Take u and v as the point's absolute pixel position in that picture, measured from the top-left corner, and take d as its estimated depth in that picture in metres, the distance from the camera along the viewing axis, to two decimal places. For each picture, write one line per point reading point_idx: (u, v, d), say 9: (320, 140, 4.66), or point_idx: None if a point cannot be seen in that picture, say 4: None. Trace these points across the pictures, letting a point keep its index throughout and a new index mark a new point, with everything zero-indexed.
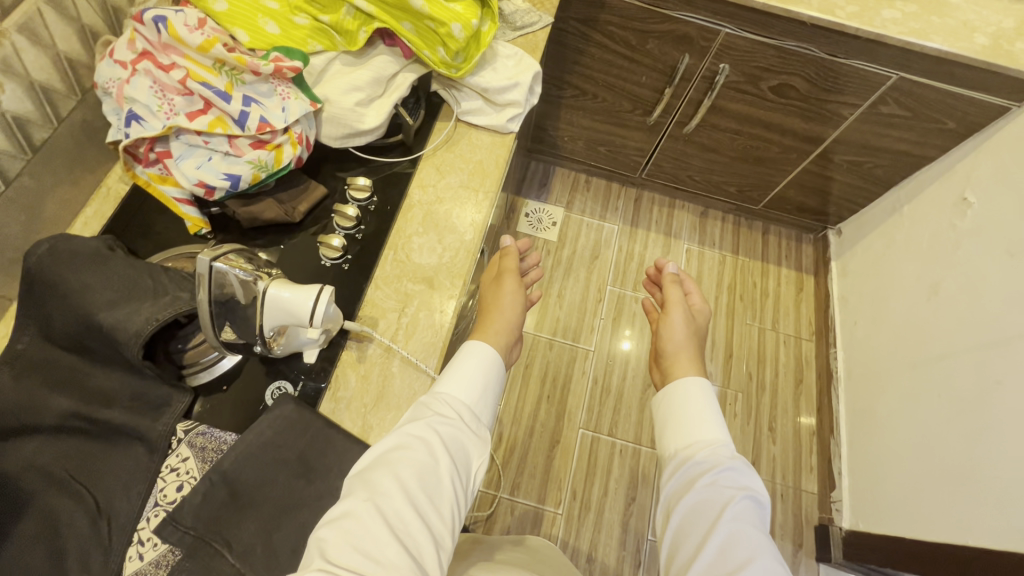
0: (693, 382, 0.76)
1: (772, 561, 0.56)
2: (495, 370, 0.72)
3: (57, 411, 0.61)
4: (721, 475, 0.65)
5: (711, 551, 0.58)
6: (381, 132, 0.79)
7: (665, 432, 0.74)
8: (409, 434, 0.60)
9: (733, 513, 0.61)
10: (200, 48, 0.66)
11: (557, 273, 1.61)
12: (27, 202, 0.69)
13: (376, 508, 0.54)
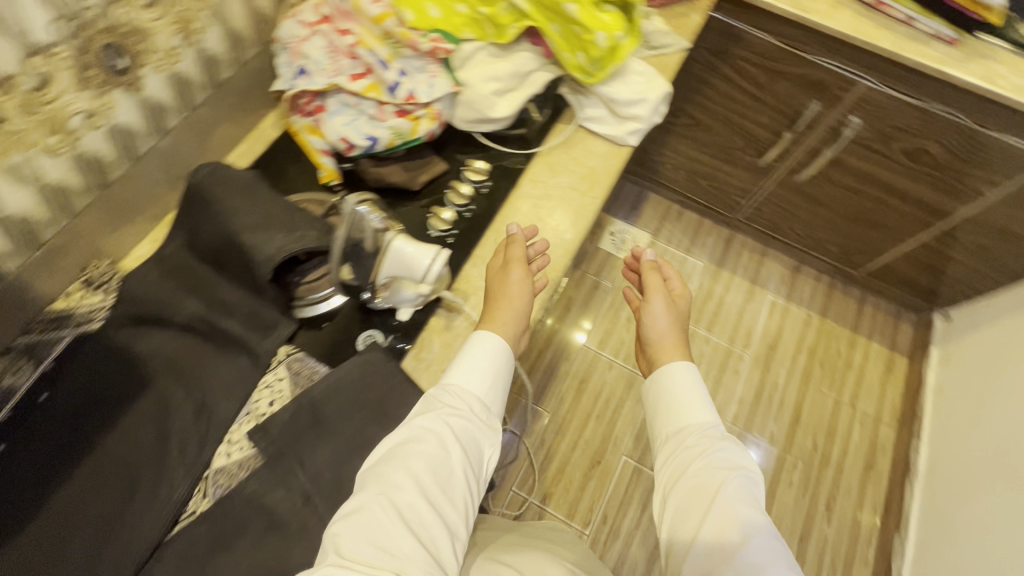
0: (680, 367, 0.73)
1: (768, 537, 0.56)
2: (504, 361, 0.69)
3: (187, 311, 0.71)
4: (712, 458, 0.64)
5: (711, 534, 0.58)
6: (507, 122, 0.84)
7: (657, 418, 0.72)
8: (418, 429, 0.61)
9: (727, 493, 0.60)
10: (375, 19, 0.73)
11: None
12: (201, 129, 0.79)
13: (390, 500, 0.55)
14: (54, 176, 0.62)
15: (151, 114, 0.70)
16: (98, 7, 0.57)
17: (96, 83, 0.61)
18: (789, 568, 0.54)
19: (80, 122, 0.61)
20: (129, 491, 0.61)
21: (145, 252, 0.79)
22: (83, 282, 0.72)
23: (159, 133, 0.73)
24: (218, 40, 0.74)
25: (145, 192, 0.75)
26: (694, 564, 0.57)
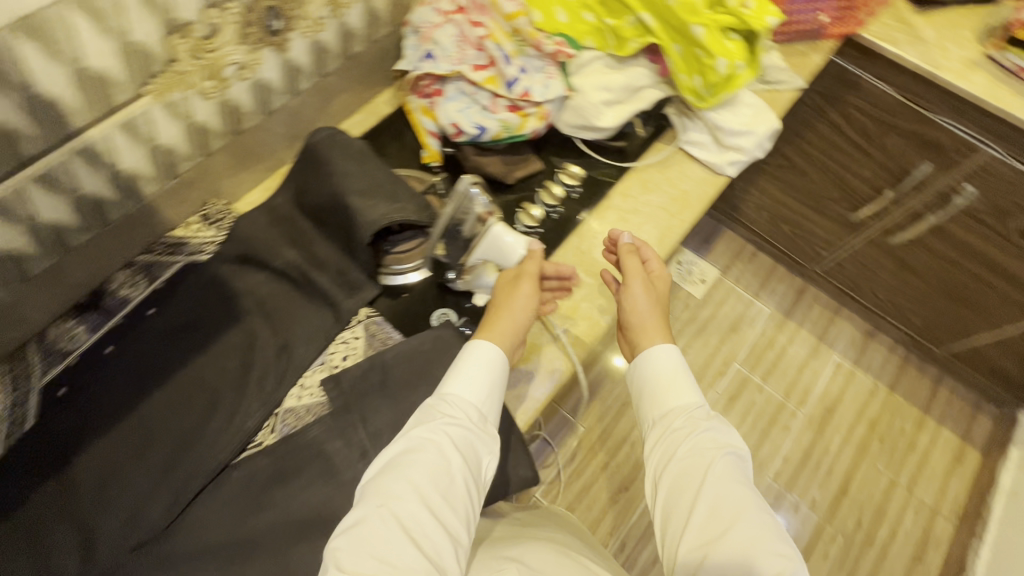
0: (661, 350, 0.66)
1: (761, 514, 0.51)
2: (499, 368, 0.62)
3: (285, 260, 0.76)
4: (699, 437, 0.57)
5: (701, 514, 0.52)
6: (608, 133, 0.85)
7: (642, 404, 0.64)
8: (416, 439, 0.55)
9: (717, 472, 0.54)
10: (507, 15, 0.75)
11: (688, 330, 1.54)
12: (326, 96, 0.85)
13: (390, 512, 0.49)
14: (199, 117, 0.68)
15: (288, 75, 0.76)
16: None
17: (252, 40, 0.67)
18: (784, 547, 0.49)
19: (232, 72, 0.68)
20: (207, 412, 0.67)
21: (256, 199, 0.85)
22: (201, 216, 0.78)
23: (291, 93, 0.78)
24: (359, 16, 0.79)
25: (268, 145, 0.81)
26: (687, 555, 0.50)
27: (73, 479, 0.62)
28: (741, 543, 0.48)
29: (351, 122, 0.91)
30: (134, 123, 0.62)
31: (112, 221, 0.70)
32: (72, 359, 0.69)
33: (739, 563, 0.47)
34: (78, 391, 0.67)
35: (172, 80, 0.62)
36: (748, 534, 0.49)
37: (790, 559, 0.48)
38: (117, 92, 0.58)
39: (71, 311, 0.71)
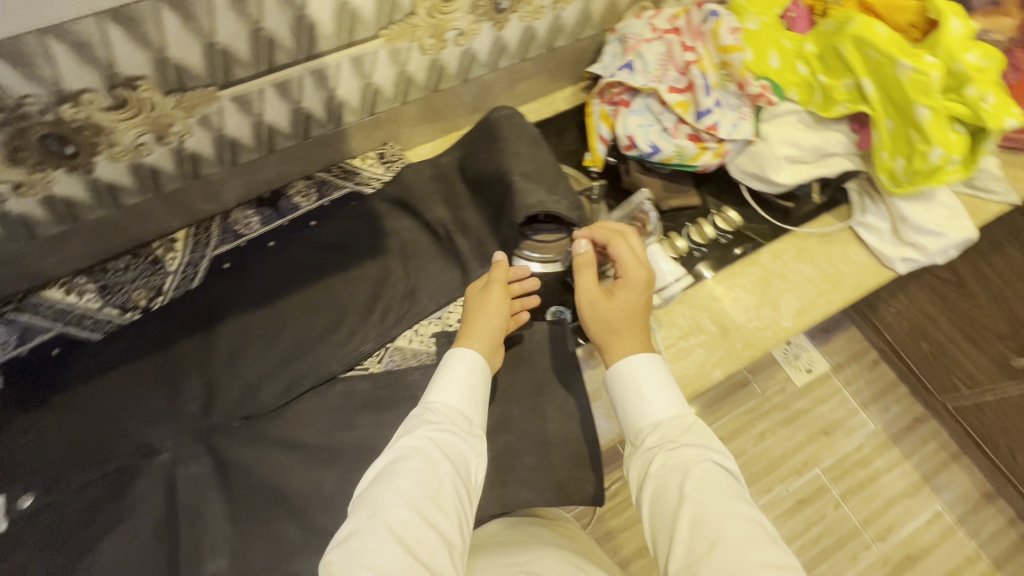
0: (623, 363, 0.61)
1: (743, 525, 0.46)
2: (478, 375, 0.60)
3: (435, 215, 0.81)
4: (674, 452, 0.53)
5: (683, 533, 0.47)
6: (777, 189, 0.81)
7: (623, 422, 0.60)
8: (399, 448, 0.52)
9: (695, 485, 0.50)
10: (722, 47, 0.73)
11: (775, 415, 1.36)
12: (517, 79, 0.89)
13: (380, 521, 0.46)
14: (410, 68, 0.75)
15: (495, 52, 0.80)
16: None
17: (478, 13, 0.72)
18: (774, 555, 0.44)
19: (451, 37, 0.73)
20: (332, 324, 0.74)
21: (424, 152, 0.91)
22: (378, 154, 0.86)
23: (490, 68, 0.83)
24: (574, 13, 0.81)
25: (452, 109, 0.87)
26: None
27: (216, 341, 0.72)
28: (728, 559, 0.44)
29: (528, 109, 0.95)
30: (362, 59, 0.69)
31: (311, 136, 0.78)
32: (242, 242, 0.78)
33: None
34: (237, 270, 0.76)
35: (404, 30, 0.68)
36: (734, 547, 0.45)
37: (781, 565, 0.44)
38: (360, 30, 0.65)
39: (253, 201, 0.81)
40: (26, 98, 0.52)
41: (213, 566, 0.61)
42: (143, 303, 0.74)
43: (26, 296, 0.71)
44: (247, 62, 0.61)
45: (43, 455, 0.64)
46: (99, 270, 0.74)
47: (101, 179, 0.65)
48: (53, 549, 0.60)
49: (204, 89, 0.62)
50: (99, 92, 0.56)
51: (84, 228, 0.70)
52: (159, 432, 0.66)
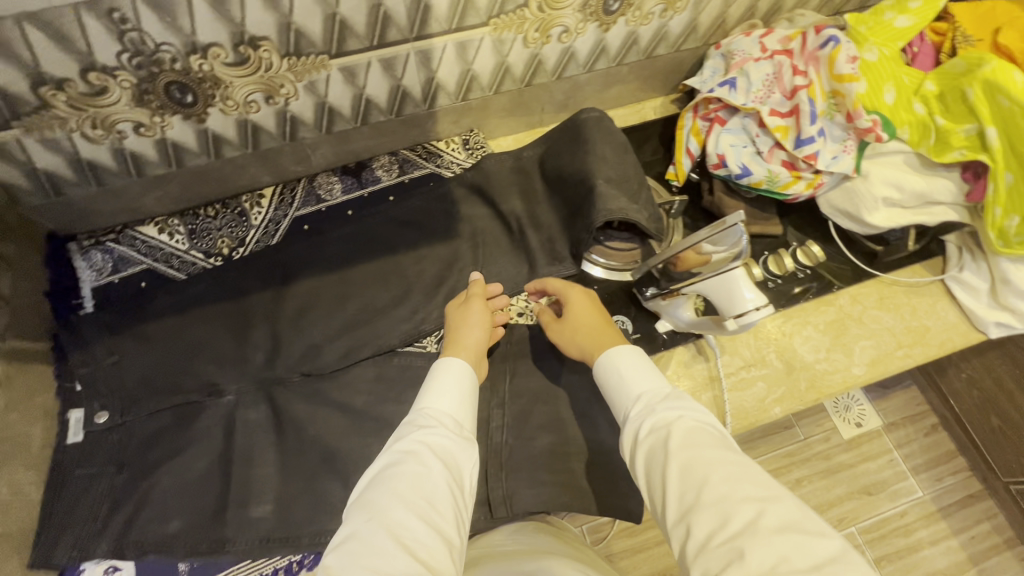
0: (609, 352, 0.60)
1: (730, 464, 0.45)
2: (468, 380, 0.58)
3: (509, 207, 0.81)
4: (656, 417, 0.52)
5: (675, 484, 0.46)
6: (868, 231, 0.78)
7: (609, 404, 0.59)
8: (394, 450, 0.50)
9: (680, 439, 0.48)
10: (837, 75, 0.69)
11: (812, 463, 1.25)
12: (610, 84, 0.88)
13: (377, 525, 0.44)
14: (510, 60, 0.75)
15: (595, 53, 0.80)
16: None
17: (586, 12, 0.71)
18: (766, 492, 0.43)
19: (556, 33, 0.73)
20: (397, 299, 0.76)
21: (505, 144, 0.92)
22: (462, 139, 0.87)
23: (587, 69, 0.83)
24: (681, 23, 0.80)
25: (541, 105, 0.87)
26: (674, 532, 0.44)
27: (287, 297, 0.75)
28: (718, 499, 0.43)
29: (615, 115, 0.94)
30: (467, 45, 0.70)
31: (404, 114, 0.79)
32: (323, 207, 0.81)
33: (715, 521, 0.42)
34: (314, 233, 0.79)
35: (512, 21, 0.68)
36: (722, 487, 0.43)
37: (772, 501, 0.42)
38: (471, 16, 0.66)
39: (338, 169, 0.84)
40: (163, 45, 0.56)
41: (258, 511, 0.64)
42: (225, 251, 0.78)
43: (125, 228, 0.77)
44: (361, 34, 0.63)
45: (121, 378, 0.68)
46: (190, 214, 0.79)
47: (210, 129, 0.69)
48: (120, 466, 0.65)
49: (317, 56, 0.64)
50: (225, 47, 0.59)
51: (185, 173, 0.74)
52: (224, 374, 0.70)
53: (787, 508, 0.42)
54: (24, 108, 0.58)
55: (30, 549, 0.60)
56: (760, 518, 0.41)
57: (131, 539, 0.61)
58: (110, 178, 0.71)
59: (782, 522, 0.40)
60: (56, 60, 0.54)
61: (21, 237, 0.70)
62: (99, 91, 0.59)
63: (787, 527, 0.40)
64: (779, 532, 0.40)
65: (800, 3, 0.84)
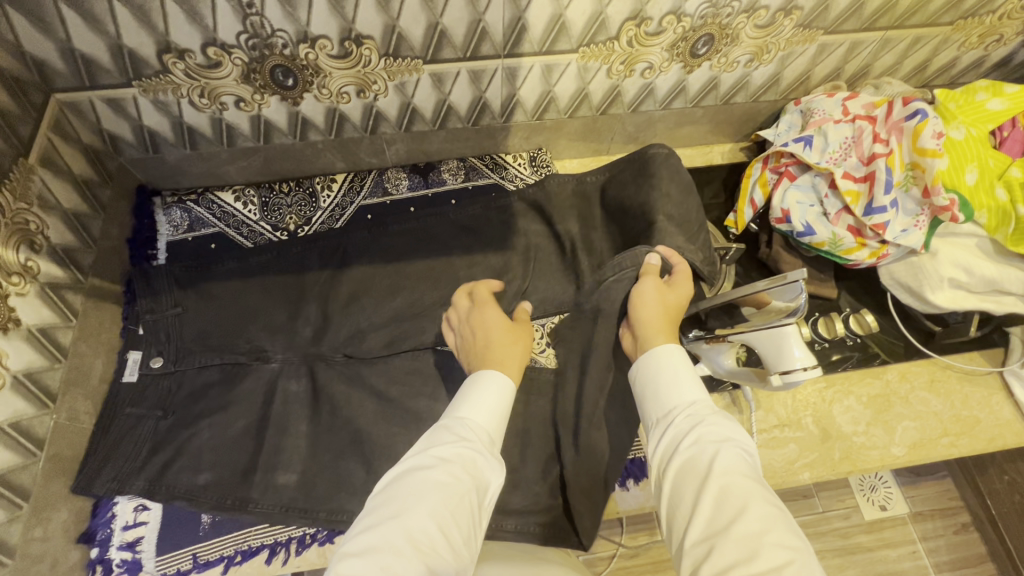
0: (662, 356, 0.59)
1: (766, 505, 0.42)
2: (499, 399, 0.58)
3: (565, 226, 0.83)
4: (703, 432, 0.49)
5: (705, 511, 0.43)
6: (928, 309, 0.76)
7: (648, 405, 0.57)
8: (430, 454, 0.50)
9: (722, 465, 0.46)
10: (919, 148, 0.67)
11: (828, 538, 1.20)
12: (682, 123, 0.89)
13: (399, 526, 0.43)
14: (591, 87, 0.77)
15: (674, 92, 0.81)
16: (737, 9, 0.67)
17: (673, 52, 0.73)
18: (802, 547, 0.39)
19: (639, 68, 0.75)
20: (445, 298, 0.78)
21: (568, 167, 0.94)
22: (529, 156, 0.90)
23: (663, 106, 0.84)
24: (765, 75, 0.80)
25: (611, 134, 0.89)
26: (690, 552, 0.42)
27: (341, 279, 0.77)
28: (748, 535, 0.40)
29: (682, 154, 0.95)
30: (553, 68, 0.72)
31: (480, 124, 0.82)
32: (387, 200, 0.85)
33: (739, 554, 0.39)
34: (376, 222, 0.82)
35: (601, 51, 0.71)
36: (756, 526, 0.40)
37: (805, 556, 0.38)
38: (563, 42, 0.68)
39: (407, 166, 0.88)
40: (278, 31, 0.61)
41: (284, 478, 0.66)
42: (291, 227, 0.82)
43: (206, 192, 0.82)
44: (457, 45, 0.66)
45: (180, 330, 0.72)
46: (265, 187, 0.83)
47: (302, 113, 0.73)
48: (165, 412, 0.68)
49: (412, 60, 0.67)
50: (332, 40, 0.63)
51: (270, 149, 0.79)
52: (274, 342, 0.73)
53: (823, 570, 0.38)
54: (146, 71, 0.63)
55: (74, 475, 0.63)
56: (790, 565, 0.37)
57: (165, 483, 0.64)
58: (204, 144, 0.76)
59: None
60: (183, 32, 0.59)
61: (117, 185, 0.76)
62: (214, 65, 0.63)
63: None
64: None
65: (889, 71, 0.83)
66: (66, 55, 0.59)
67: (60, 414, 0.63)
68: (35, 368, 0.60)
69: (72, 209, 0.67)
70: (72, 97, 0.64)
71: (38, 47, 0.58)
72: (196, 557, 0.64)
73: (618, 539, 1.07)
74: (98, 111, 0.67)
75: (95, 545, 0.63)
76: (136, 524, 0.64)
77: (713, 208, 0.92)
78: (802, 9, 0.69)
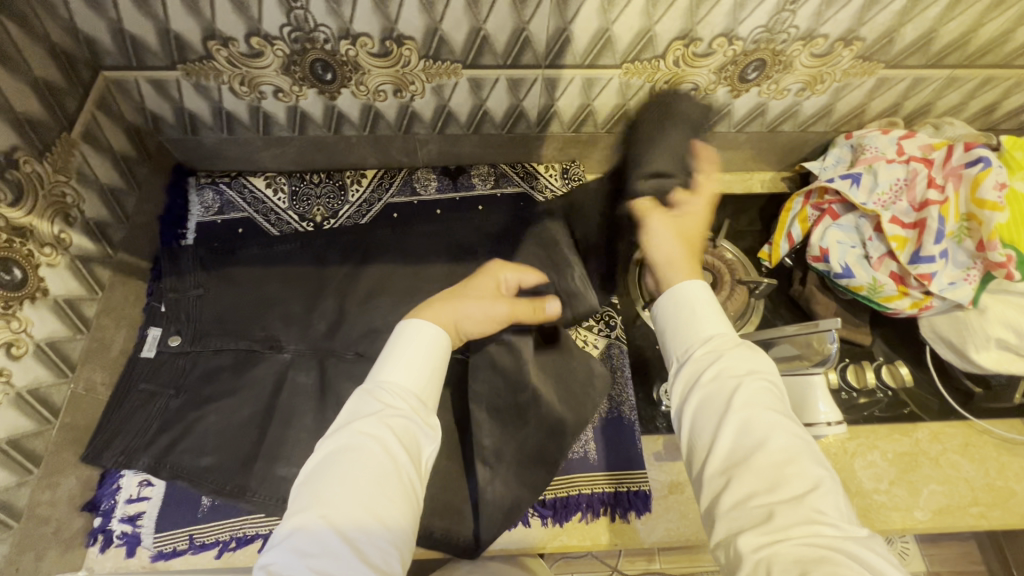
0: (686, 295, 0.54)
1: (788, 436, 0.44)
2: (430, 353, 0.54)
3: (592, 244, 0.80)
4: (727, 366, 0.48)
5: (727, 445, 0.45)
6: (969, 368, 0.72)
7: (666, 336, 0.55)
8: (353, 433, 0.47)
9: (746, 398, 0.46)
10: (977, 199, 0.63)
11: None
12: (723, 148, 0.86)
13: (326, 518, 0.43)
14: (631, 104, 0.75)
15: (718, 116, 0.78)
16: (794, 36, 0.64)
17: (721, 75, 0.70)
18: (818, 470, 0.42)
19: (684, 89, 0.73)
20: None
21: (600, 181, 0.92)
22: (562, 167, 0.87)
23: (705, 128, 0.81)
24: (816, 106, 0.76)
25: None
26: (710, 481, 0.44)
27: (360, 276, 0.77)
28: (768, 465, 0.42)
29: (720, 179, 0.92)
30: (594, 81, 0.70)
31: (514, 132, 0.81)
32: (415, 200, 0.84)
33: (760, 482, 0.42)
34: (401, 222, 0.82)
35: (645, 68, 0.68)
36: (778, 455, 0.43)
37: (822, 478, 0.42)
38: (606, 56, 0.66)
39: (438, 168, 0.87)
40: (321, 26, 0.61)
41: (283, 470, 0.65)
42: (317, 219, 0.82)
43: (238, 176, 0.83)
44: (497, 52, 0.65)
45: (199, 311, 0.73)
46: (296, 177, 0.84)
47: (337, 107, 0.73)
48: (176, 391, 0.69)
49: (451, 63, 0.67)
50: (374, 39, 0.63)
51: (303, 140, 0.79)
52: (288, 333, 0.73)
53: (838, 492, 0.41)
54: (190, 55, 0.64)
55: (86, 444, 0.65)
56: (809, 493, 0.40)
57: (169, 461, 0.65)
58: (240, 130, 0.76)
59: (829, 507, 0.40)
60: (229, 20, 0.60)
61: (153, 163, 0.77)
62: (255, 54, 0.64)
63: (836, 511, 0.40)
64: (825, 510, 0.39)
65: (952, 111, 0.78)
66: (116, 35, 0.61)
67: (78, 383, 0.64)
68: (58, 338, 0.61)
69: (108, 183, 0.69)
70: (119, 76, 0.66)
71: (90, 26, 0.59)
72: (192, 539, 0.63)
73: (615, 563, 1.08)
74: (143, 90, 0.69)
75: (98, 514, 0.64)
76: (139, 498, 0.65)
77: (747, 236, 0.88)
78: (863, 40, 0.65)
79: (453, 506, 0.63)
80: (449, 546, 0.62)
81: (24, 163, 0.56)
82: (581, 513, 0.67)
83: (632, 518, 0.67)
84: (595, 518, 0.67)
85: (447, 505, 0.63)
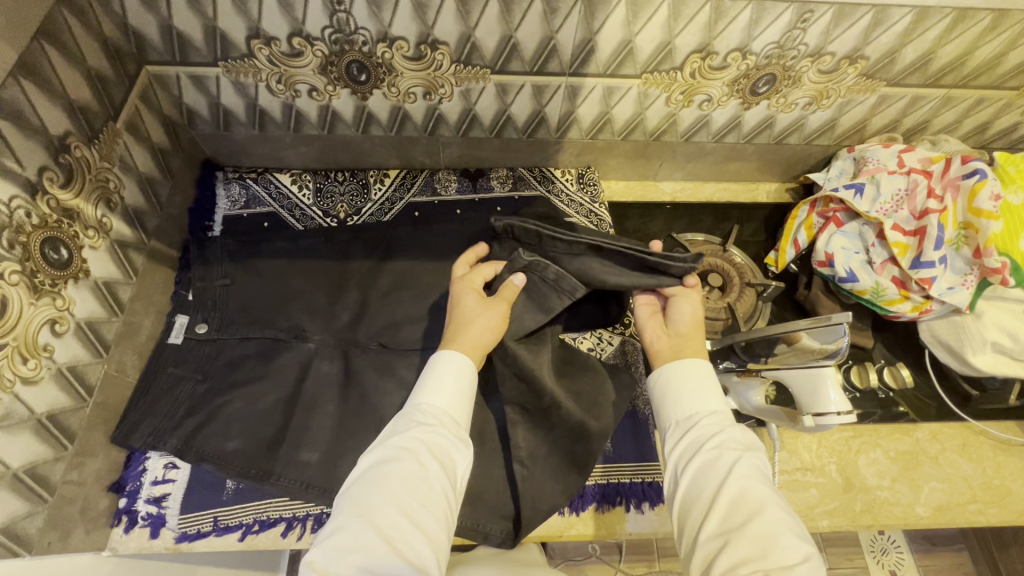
0: (685, 367, 0.59)
1: (777, 510, 0.47)
2: (464, 383, 0.56)
3: None
4: (727, 438, 0.53)
5: (727, 508, 0.48)
6: (967, 370, 0.75)
7: (666, 401, 0.59)
8: (392, 446, 0.50)
9: (743, 471, 0.50)
10: (974, 209, 0.67)
11: None
12: (731, 158, 0.90)
13: (365, 521, 0.45)
14: (648, 113, 0.79)
15: (728, 126, 0.82)
16: (803, 52, 0.69)
17: (734, 88, 0.74)
18: (806, 544, 0.44)
19: (698, 100, 0.77)
20: None
21: (613, 187, 0.95)
22: (578, 172, 0.91)
23: (716, 139, 0.85)
24: (821, 120, 0.81)
25: (659, 161, 0.90)
26: (706, 545, 0.47)
27: (383, 271, 0.80)
28: (765, 531, 0.45)
29: (727, 188, 0.96)
30: (614, 90, 0.74)
31: (534, 137, 0.84)
32: (436, 199, 0.87)
33: (758, 547, 0.44)
34: (422, 220, 0.85)
35: (663, 79, 0.72)
36: (773, 524, 0.45)
37: (812, 550, 0.44)
38: (627, 66, 0.70)
39: (458, 170, 0.90)
40: (361, 29, 0.64)
41: (307, 456, 0.66)
42: (341, 215, 0.85)
43: (265, 172, 0.85)
44: (525, 59, 0.69)
45: (226, 301, 0.74)
46: (321, 174, 0.86)
47: (368, 108, 0.77)
48: (203, 376, 0.70)
49: (481, 69, 0.70)
50: (409, 42, 0.66)
51: (332, 139, 0.82)
52: (312, 323, 0.75)
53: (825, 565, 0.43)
54: (233, 53, 0.67)
55: (115, 426, 0.66)
56: (803, 560, 0.42)
57: (195, 444, 0.66)
58: (271, 127, 0.79)
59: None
60: (275, 21, 0.63)
61: (185, 156, 0.80)
62: (296, 54, 0.67)
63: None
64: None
65: (947, 128, 0.83)
66: (164, 31, 0.64)
67: (110, 365, 0.66)
68: (96, 319, 0.63)
69: (144, 173, 0.71)
70: (161, 70, 0.69)
71: (140, 21, 0.62)
72: (216, 521, 0.64)
73: (617, 565, 1.10)
74: (181, 84, 0.71)
75: (123, 495, 0.65)
76: (164, 480, 0.66)
77: (751, 244, 0.92)
78: (867, 58, 0.70)
79: (472, 492, 0.65)
80: (476, 533, 0.63)
81: (75, 148, 0.58)
82: (596, 503, 0.69)
83: (647, 509, 0.69)
84: (609, 508, 0.69)
85: (466, 490, 0.65)
